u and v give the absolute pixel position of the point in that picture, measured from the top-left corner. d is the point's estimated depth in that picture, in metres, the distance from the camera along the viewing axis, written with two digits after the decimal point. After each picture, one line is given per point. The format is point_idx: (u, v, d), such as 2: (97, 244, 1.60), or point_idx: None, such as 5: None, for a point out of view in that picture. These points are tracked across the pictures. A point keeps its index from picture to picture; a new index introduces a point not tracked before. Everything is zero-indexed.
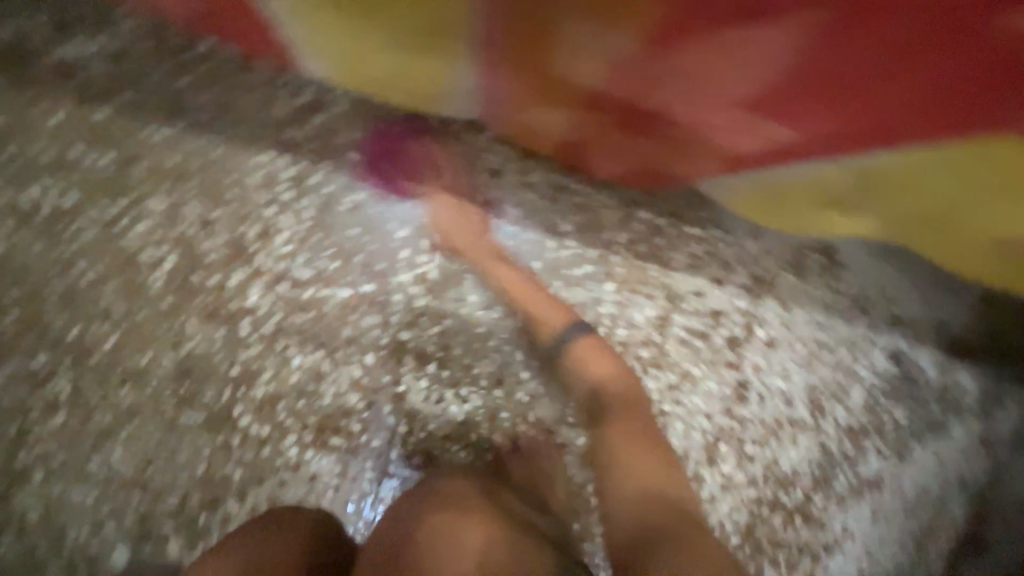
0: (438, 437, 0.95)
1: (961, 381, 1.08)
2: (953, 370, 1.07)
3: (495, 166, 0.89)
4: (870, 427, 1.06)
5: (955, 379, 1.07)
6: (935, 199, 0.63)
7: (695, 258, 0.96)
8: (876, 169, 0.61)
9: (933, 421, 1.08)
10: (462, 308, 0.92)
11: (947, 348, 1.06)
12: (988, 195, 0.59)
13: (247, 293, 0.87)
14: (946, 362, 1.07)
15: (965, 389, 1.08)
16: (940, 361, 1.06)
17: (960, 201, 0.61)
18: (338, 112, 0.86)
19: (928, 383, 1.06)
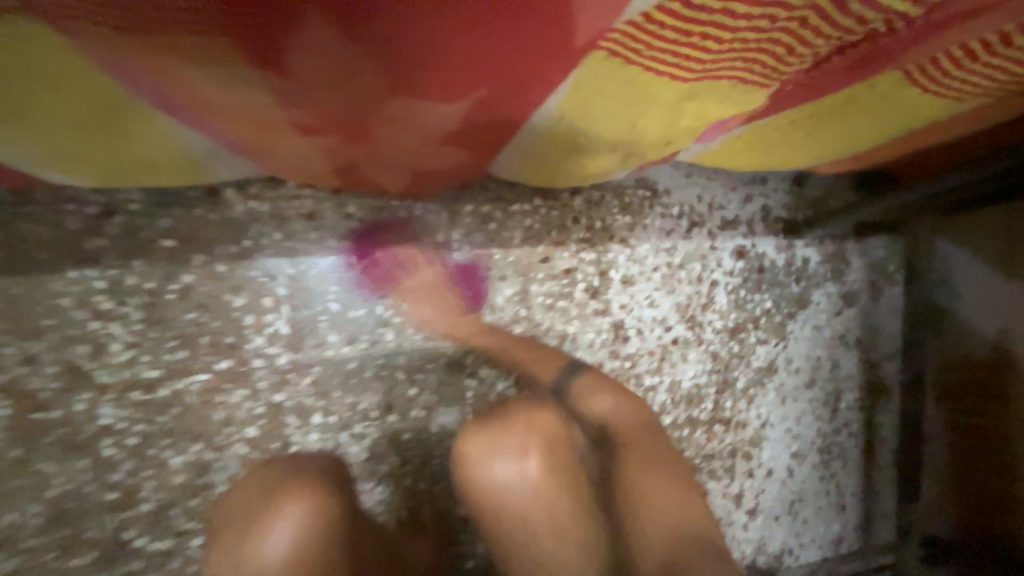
0: (350, 483, 0.94)
1: (806, 254, 1.18)
2: (795, 247, 1.18)
3: (311, 209, 0.93)
4: (746, 323, 1.14)
5: (800, 254, 1.18)
6: (668, 119, 0.61)
7: (529, 229, 1.02)
8: (588, 115, 0.59)
9: (797, 297, 1.18)
10: (328, 351, 0.93)
11: (781, 231, 1.17)
12: (700, 100, 0.57)
13: (98, 414, 0.84)
14: (787, 243, 1.17)
15: (812, 261, 1.19)
16: (781, 245, 1.17)
17: (685, 114, 0.60)
18: (134, 208, 0.85)
19: (778, 267, 1.16)
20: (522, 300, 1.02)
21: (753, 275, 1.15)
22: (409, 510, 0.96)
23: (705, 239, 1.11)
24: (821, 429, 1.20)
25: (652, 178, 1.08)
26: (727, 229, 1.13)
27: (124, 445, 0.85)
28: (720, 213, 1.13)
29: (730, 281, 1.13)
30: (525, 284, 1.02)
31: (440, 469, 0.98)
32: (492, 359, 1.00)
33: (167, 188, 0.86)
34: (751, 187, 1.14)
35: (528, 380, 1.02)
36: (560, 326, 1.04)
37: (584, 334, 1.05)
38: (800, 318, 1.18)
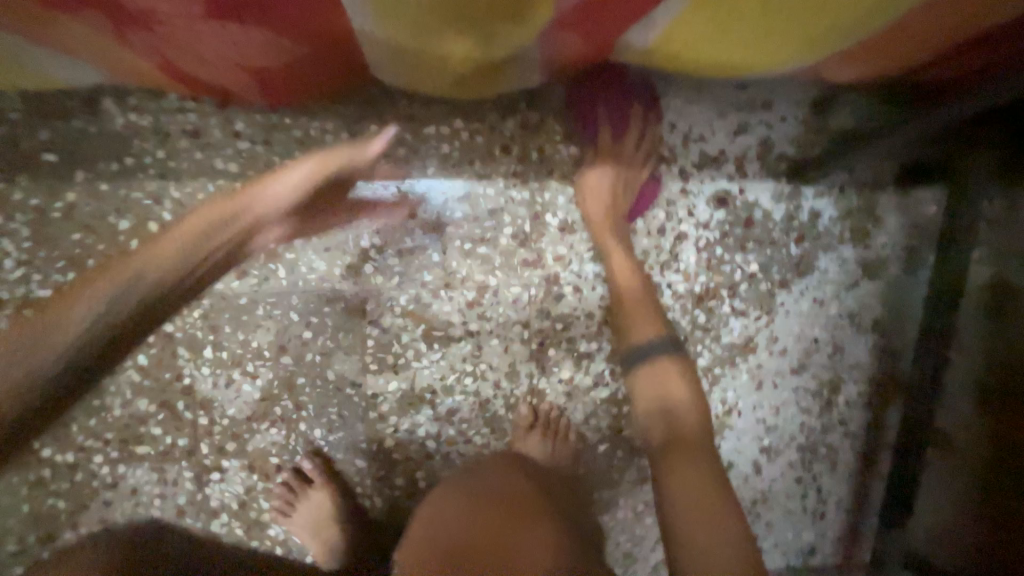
0: (242, 421, 0.90)
1: (816, 206, 0.91)
2: (802, 197, 0.91)
3: (195, 125, 0.83)
4: (720, 288, 0.92)
5: (808, 205, 0.91)
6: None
7: (446, 158, 0.86)
8: None
9: (797, 261, 0.92)
10: (217, 283, 0.86)
11: (785, 173, 0.90)
12: None
13: None
14: (790, 190, 0.90)
15: (825, 216, 0.91)
16: (782, 192, 0.90)
17: None
18: (14, 117, 0.80)
19: (774, 221, 0.91)
20: (436, 243, 0.88)
21: (736, 229, 0.90)
22: (304, 456, 0.92)
23: (670, 181, 0.89)
24: (807, 424, 0.98)
25: (609, 97, 0.86)
26: (706, 168, 0.89)
27: None
28: (699, 147, 0.88)
29: (703, 235, 0.90)
30: (439, 224, 0.87)
31: (338, 419, 0.92)
32: (397, 307, 0.89)
33: (43, 96, 0.80)
34: (746, 113, 0.88)
35: (438, 334, 0.90)
36: (480, 275, 0.89)
37: (508, 287, 0.89)
38: (796, 288, 0.93)
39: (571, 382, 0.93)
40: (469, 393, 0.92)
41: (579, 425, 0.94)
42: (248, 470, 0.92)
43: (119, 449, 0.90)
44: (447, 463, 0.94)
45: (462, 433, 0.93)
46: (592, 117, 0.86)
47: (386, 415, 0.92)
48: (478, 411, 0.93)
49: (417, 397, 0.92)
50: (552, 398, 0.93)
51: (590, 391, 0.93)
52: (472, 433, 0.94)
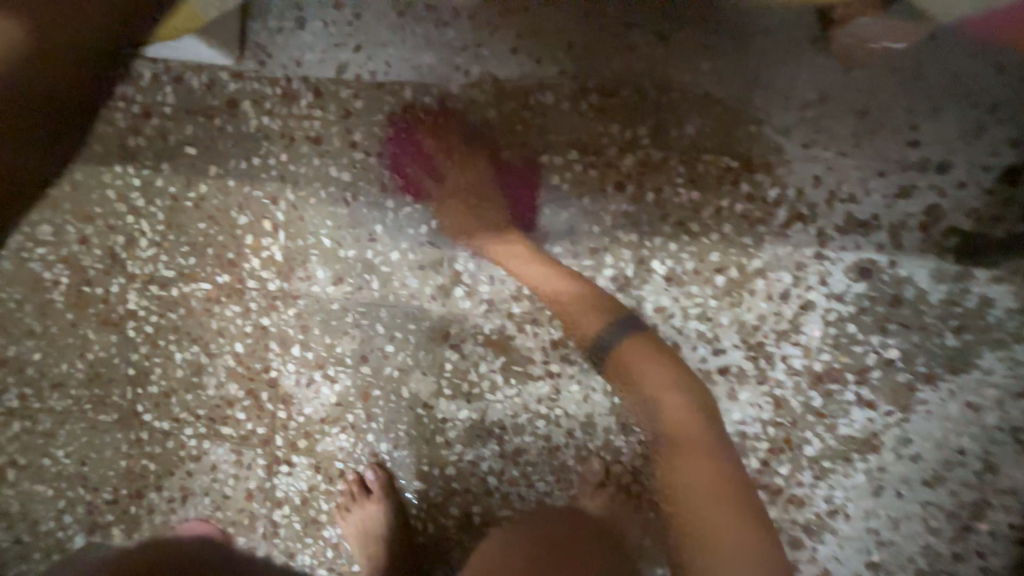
0: (316, 422, 0.92)
1: (988, 294, 0.75)
2: (971, 280, 0.75)
3: (316, 132, 0.85)
4: (846, 372, 0.79)
5: (977, 292, 0.75)
6: None
7: (554, 190, 0.81)
8: None
9: (951, 355, 0.77)
10: (313, 286, 0.89)
11: (955, 250, 0.75)
12: None
13: (127, 299, 0.94)
14: (956, 271, 0.75)
15: (1000, 308, 0.75)
16: (946, 272, 0.75)
17: None
18: (167, 112, 0.88)
19: (929, 304, 0.76)
20: None
21: (878, 306, 0.77)
22: (367, 466, 0.92)
23: (802, 241, 0.77)
24: (932, 548, 0.82)
25: (745, 143, 0.76)
26: (851, 234, 0.76)
27: (142, 330, 0.94)
28: (847, 208, 0.76)
29: (834, 308, 0.78)
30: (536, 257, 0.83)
31: (405, 437, 0.91)
32: (480, 335, 0.86)
33: (195, 96, 0.86)
34: (914, 175, 0.74)
35: (516, 369, 0.86)
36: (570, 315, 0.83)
37: None
38: (944, 386, 0.78)
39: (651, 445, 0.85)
40: (538, 435, 0.88)
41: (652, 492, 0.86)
42: (314, 469, 0.93)
43: (207, 426, 0.95)
44: (506, 503, 0.90)
45: (525, 476, 0.89)
46: (722, 162, 0.77)
47: (452, 442, 0.90)
48: (546, 456, 0.88)
49: (485, 429, 0.89)
50: (628, 457, 0.86)
51: None
52: (536, 477, 0.89)
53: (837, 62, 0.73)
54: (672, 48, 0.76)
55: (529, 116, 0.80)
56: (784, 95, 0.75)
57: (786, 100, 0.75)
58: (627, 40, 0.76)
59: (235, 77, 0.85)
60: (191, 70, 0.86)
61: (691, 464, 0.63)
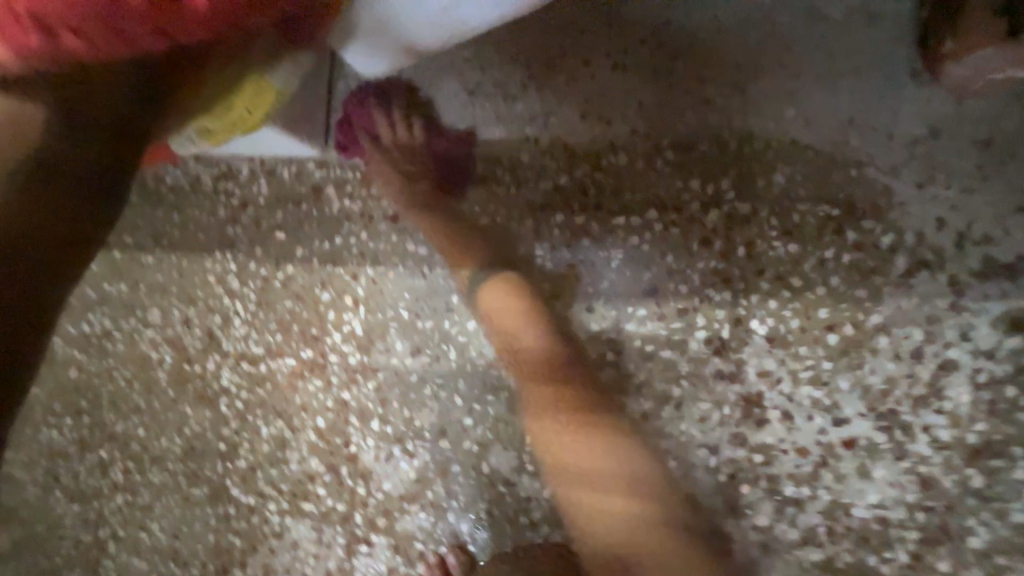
0: (395, 498, 0.90)
1: None
2: None
3: (394, 210, 0.88)
4: (1009, 444, 0.66)
5: None
6: None
7: (634, 251, 0.78)
8: None
9: None
10: (392, 358, 0.89)
11: None
12: None
13: (221, 375, 0.99)
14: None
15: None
16: None
17: None
18: (261, 202, 0.95)
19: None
20: (613, 341, 0.79)
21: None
22: (448, 548, 0.87)
23: (931, 291, 0.68)
24: None
25: (847, 188, 0.70)
26: (993, 280, 0.66)
27: (234, 406, 0.98)
28: (983, 251, 0.66)
29: (983, 368, 0.67)
30: (618, 321, 0.79)
31: (487, 516, 0.86)
32: None
33: (286, 186, 0.94)
34: None
35: None
36: (660, 383, 0.77)
37: (694, 401, 0.76)
38: None
39: (769, 532, 0.73)
40: None
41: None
42: (394, 550, 0.90)
43: (289, 501, 0.95)
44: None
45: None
46: (822, 211, 0.71)
47: (537, 524, 0.83)
48: None
49: None
50: (742, 547, 0.74)
51: (795, 549, 0.72)
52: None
53: (947, 96, 0.67)
54: (752, 98, 0.73)
55: (602, 179, 0.79)
56: (888, 135, 0.69)
57: (890, 139, 0.69)
58: (702, 95, 0.74)
59: (319, 166, 0.92)
60: (281, 163, 0.94)
61: (568, 491, 0.74)
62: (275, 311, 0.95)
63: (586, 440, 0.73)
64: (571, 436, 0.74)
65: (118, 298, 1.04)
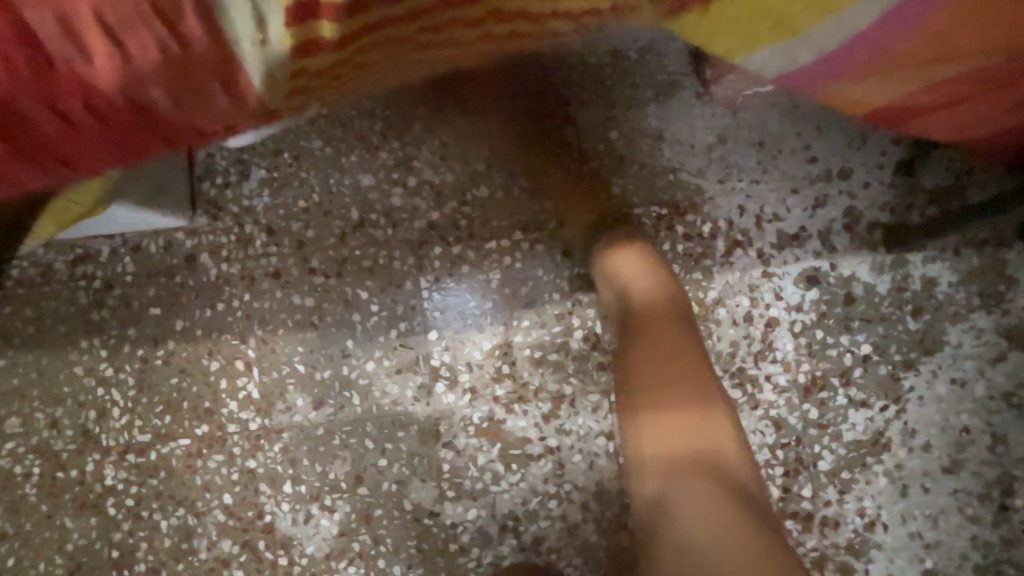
0: (321, 560, 0.86)
1: (927, 274, 0.80)
2: (907, 265, 0.80)
3: (275, 267, 0.89)
4: (828, 376, 0.80)
5: (917, 275, 0.80)
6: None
7: (509, 270, 0.86)
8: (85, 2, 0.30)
9: (919, 337, 0.80)
10: (296, 416, 0.87)
11: (886, 242, 0.80)
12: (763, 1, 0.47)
13: (104, 475, 0.90)
14: (892, 259, 0.81)
15: (943, 285, 0.80)
16: (884, 262, 0.81)
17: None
18: (130, 279, 0.91)
19: (881, 295, 0.80)
20: (505, 354, 0.85)
21: (836, 308, 0.81)
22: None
23: (747, 264, 0.82)
24: (978, 537, 0.78)
25: (670, 189, 0.83)
26: (787, 247, 0.82)
27: (124, 505, 0.89)
28: (776, 226, 0.82)
29: (798, 319, 0.81)
30: (507, 336, 0.85)
31: (418, 554, 0.85)
32: (470, 426, 0.85)
33: (156, 258, 0.90)
34: (823, 185, 0.82)
35: (516, 454, 0.84)
36: (554, 385, 0.84)
37: (585, 396, 0.84)
38: (924, 367, 0.80)
39: None
40: (553, 515, 0.84)
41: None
42: None
43: None
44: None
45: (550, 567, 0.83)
46: (654, 212, 0.83)
47: (467, 547, 0.85)
48: (567, 538, 0.83)
49: (498, 525, 0.84)
50: None
51: None
52: (562, 567, 0.83)
53: (724, 109, 0.83)
54: (581, 127, 0.85)
55: (470, 210, 0.86)
56: (689, 145, 0.83)
57: (691, 147, 0.83)
58: (540, 127, 0.85)
59: (190, 234, 0.90)
60: (146, 237, 0.90)
61: (673, 461, 0.64)
62: (159, 392, 0.90)
63: (687, 424, 0.66)
64: (698, 412, 0.66)
65: None
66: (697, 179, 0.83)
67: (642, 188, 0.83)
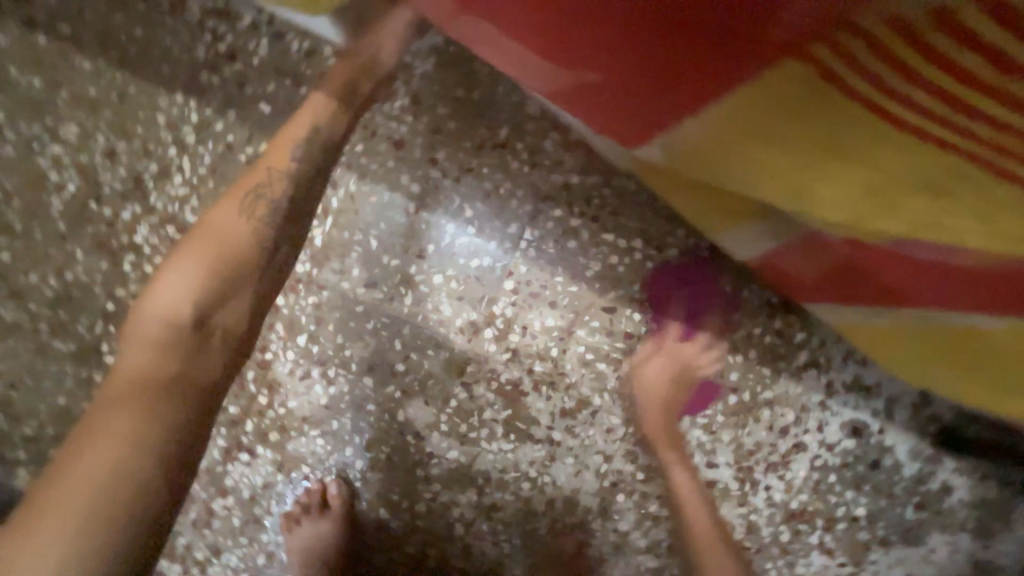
0: (297, 418, 0.87)
1: (948, 481, 0.84)
2: (938, 465, 0.84)
3: (400, 136, 0.84)
4: (815, 515, 0.85)
5: (940, 477, 0.84)
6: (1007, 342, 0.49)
7: (609, 269, 0.84)
8: None
9: (906, 526, 0.84)
10: (344, 281, 0.85)
11: (933, 439, 0.83)
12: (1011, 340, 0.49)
13: (135, 230, 0.86)
14: (930, 453, 0.84)
15: (956, 499, 0.84)
16: (922, 452, 0.84)
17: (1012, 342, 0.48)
18: (255, 63, 0.84)
19: (901, 476, 0.84)
20: (561, 339, 0.85)
21: (859, 465, 0.84)
22: (329, 477, 0.87)
23: (812, 387, 0.83)
24: None
25: None
26: (854, 394, 0.83)
27: (140, 268, 0.87)
28: (857, 370, 0.83)
29: (822, 456, 0.84)
30: (572, 324, 0.85)
31: (384, 460, 0.87)
32: (494, 381, 0.85)
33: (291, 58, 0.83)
34: None
35: (519, 427, 0.86)
36: (586, 390, 0.85)
37: (607, 415, 0.85)
38: (894, 552, 0.85)
39: (624, 536, 0.86)
40: (519, 496, 0.87)
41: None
42: (278, 469, 0.88)
43: None
44: (463, 555, 0.88)
45: (493, 534, 0.87)
46: (765, 296, 0.83)
47: (431, 479, 0.87)
48: (520, 519, 0.87)
49: (468, 475, 0.87)
50: (599, 543, 0.86)
51: (637, 554, 0.86)
52: (502, 539, 0.87)
53: None
54: None
55: (608, 194, 0.83)
56: None
57: None
58: None
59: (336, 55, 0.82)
60: (292, 31, 0.83)
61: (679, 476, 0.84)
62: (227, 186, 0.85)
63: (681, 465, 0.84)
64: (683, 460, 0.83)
65: (25, 93, 0.84)
66: None
67: None
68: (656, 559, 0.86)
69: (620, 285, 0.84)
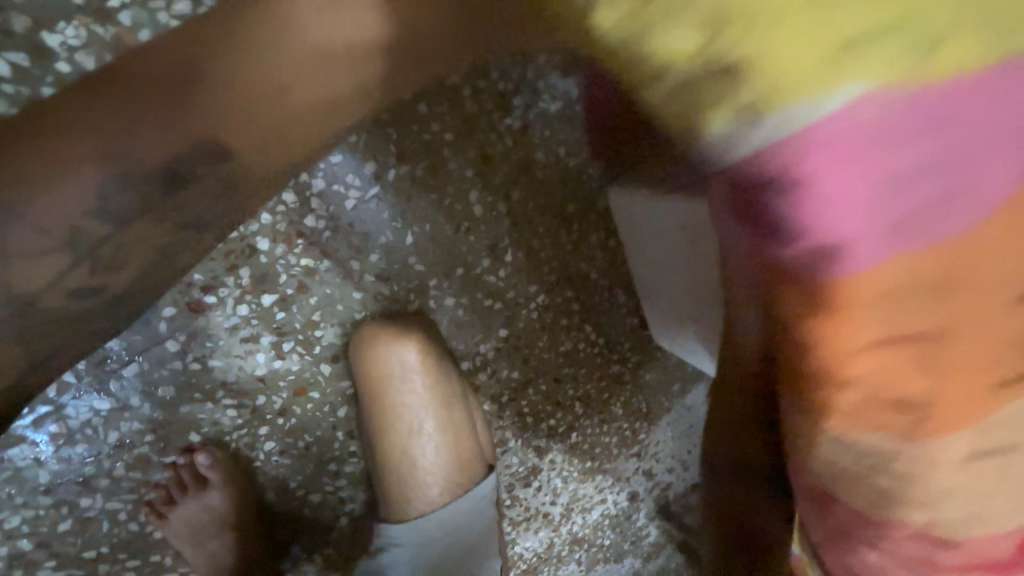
0: (212, 379, 0.70)
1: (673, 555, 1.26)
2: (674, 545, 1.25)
3: (491, 153, 0.77)
4: (595, 554, 1.18)
5: (671, 552, 1.25)
6: None
7: (576, 353, 0.99)
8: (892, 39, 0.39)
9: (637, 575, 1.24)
10: (354, 259, 0.73)
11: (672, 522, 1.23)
12: None
13: (54, 26, 0.52)
14: (677, 538, 1.24)
15: (668, 566, 1.26)
16: (673, 535, 1.24)
17: None
18: None
19: (651, 543, 1.23)
20: (515, 390, 0.96)
21: (635, 531, 1.21)
22: (203, 447, 0.71)
23: (637, 470, 1.16)
24: None
25: (668, 412, 1.14)
26: (657, 489, 1.20)
27: (31, 84, 0.53)
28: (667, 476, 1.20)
29: (621, 519, 1.18)
30: (529, 381, 0.97)
31: (299, 449, 0.77)
32: None
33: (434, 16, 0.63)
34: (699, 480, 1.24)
35: None
36: (508, 433, 1.00)
37: (511, 454, 1.02)
38: None
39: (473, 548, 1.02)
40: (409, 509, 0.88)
41: (433, 551, 0.76)
42: (150, 429, 0.68)
43: None
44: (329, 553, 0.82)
45: (354, 535, 0.82)
46: (649, 412, 1.12)
47: (339, 478, 0.80)
48: None
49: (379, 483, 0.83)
50: None
51: None
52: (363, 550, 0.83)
53: None
54: None
55: (606, 301, 0.97)
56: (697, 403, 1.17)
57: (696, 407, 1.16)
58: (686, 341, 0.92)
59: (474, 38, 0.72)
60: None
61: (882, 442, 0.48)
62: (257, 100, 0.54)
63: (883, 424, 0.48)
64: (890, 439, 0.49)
65: None
66: (679, 424, 1.16)
67: (663, 397, 1.11)
68: (434, 525, 0.75)
69: (575, 367, 1.00)
